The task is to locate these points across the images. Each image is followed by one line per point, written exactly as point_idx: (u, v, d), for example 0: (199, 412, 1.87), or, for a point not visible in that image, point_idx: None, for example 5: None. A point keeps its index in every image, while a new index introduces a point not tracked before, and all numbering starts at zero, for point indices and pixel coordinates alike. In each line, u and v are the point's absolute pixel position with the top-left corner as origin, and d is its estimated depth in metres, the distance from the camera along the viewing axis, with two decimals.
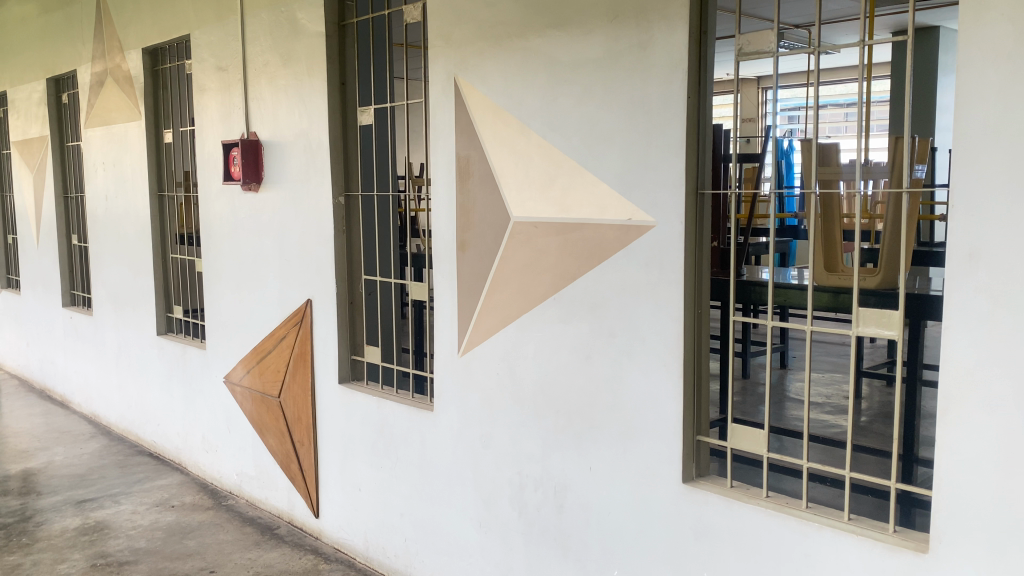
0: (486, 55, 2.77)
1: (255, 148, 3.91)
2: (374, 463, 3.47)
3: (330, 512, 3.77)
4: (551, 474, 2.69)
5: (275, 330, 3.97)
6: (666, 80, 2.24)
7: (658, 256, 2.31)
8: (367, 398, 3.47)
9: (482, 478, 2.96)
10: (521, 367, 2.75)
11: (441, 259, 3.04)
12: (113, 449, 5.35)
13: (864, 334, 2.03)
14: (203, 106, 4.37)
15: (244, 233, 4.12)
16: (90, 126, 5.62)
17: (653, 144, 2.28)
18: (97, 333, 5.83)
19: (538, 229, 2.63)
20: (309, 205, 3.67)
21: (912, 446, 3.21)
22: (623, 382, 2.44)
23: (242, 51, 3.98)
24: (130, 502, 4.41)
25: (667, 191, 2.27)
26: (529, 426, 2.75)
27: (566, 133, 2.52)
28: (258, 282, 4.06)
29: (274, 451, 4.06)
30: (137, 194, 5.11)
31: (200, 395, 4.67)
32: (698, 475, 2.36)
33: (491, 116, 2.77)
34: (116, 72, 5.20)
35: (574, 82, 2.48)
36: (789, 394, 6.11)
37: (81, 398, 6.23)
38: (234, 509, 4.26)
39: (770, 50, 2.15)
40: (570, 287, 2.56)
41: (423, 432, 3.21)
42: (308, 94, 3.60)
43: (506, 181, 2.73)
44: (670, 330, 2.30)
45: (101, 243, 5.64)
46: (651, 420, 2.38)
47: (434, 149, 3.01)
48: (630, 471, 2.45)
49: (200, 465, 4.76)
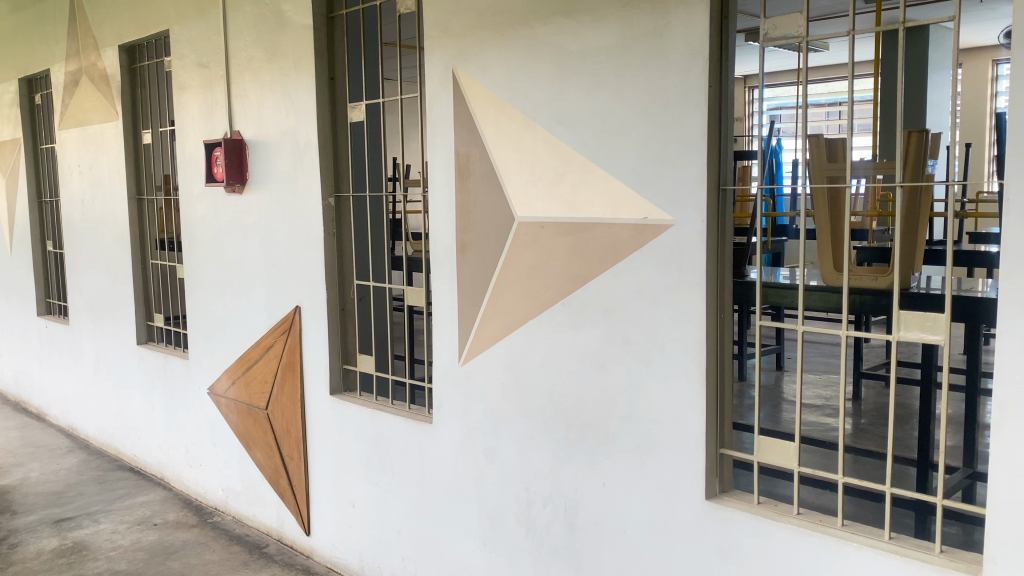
0: (488, 46, 2.61)
1: (239, 147, 3.73)
2: (369, 478, 3.29)
3: (322, 529, 3.58)
4: (561, 490, 2.53)
5: (262, 338, 3.78)
6: (686, 68, 2.09)
7: (677, 256, 2.16)
8: (361, 410, 3.30)
9: (486, 495, 2.79)
10: (528, 376, 2.60)
11: (440, 263, 2.88)
12: (92, 464, 5.12)
13: (906, 339, 1.90)
14: (183, 104, 4.17)
15: (229, 237, 3.92)
16: (65, 128, 5.40)
17: (672, 137, 2.13)
18: (74, 343, 5.60)
19: (546, 230, 2.47)
20: (298, 206, 3.49)
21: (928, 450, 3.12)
22: (640, 392, 2.29)
23: (224, 45, 3.80)
24: (110, 521, 4.20)
25: (686, 187, 2.12)
26: (538, 439, 2.59)
27: (575, 126, 2.36)
28: (243, 289, 3.87)
29: (261, 465, 3.88)
30: (115, 198, 4.90)
31: (183, 408, 4.47)
32: (722, 491, 2.21)
33: (493, 110, 2.61)
34: (91, 71, 4.98)
35: (583, 72, 2.33)
36: (787, 397, 6.00)
37: (57, 411, 5.98)
38: (221, 527, 4.06)
39: (799, 35, 2.02)
40: (581, 291, 2.40)
41: (422, 445, 3.03)
42: (295, 91, 3.42)
43: (510, 178, 2.56)
44: (691, 336, 2.15)
45: (78, 249, 5.42)
46: (672, 433, 2.22)
47: (432, 146, 2.84)
48: (649, 487, 2.30)
49: (183, 481, 4.55)
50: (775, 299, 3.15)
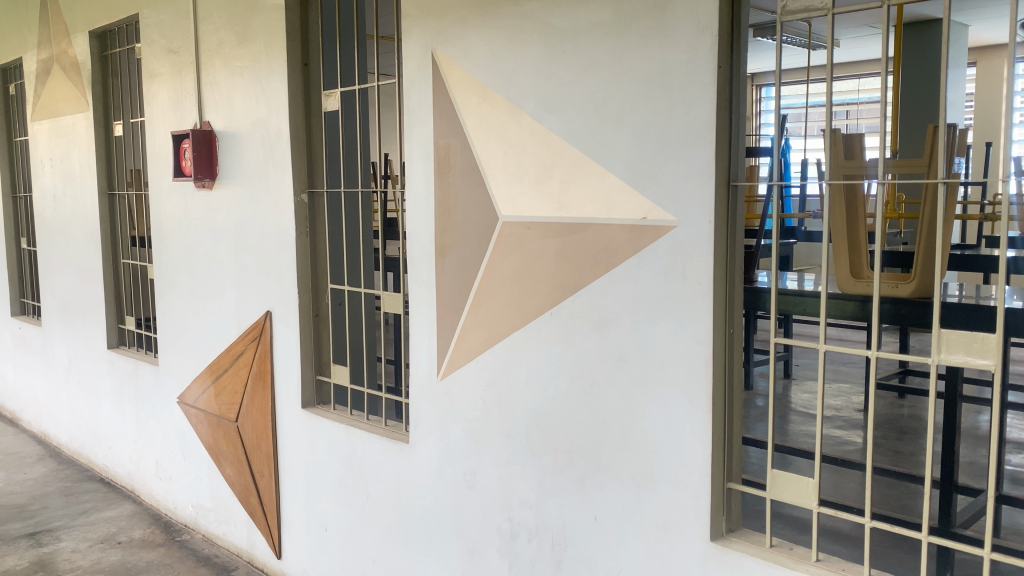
0: (470, 25, 2.33)
1: (209, 139, 3.47)
2: (343, 500, 3.02)
3: (294, 553, 3.31)
4: (547, 523, 2.26)
5: (231, 345, 3.51)
6: (690, 46, 1.81)
7: (681, 262, 1.88)
8: (334, 426, 3.02)
9: (466, 524, 2.52)
10: (511, 394, 2.33)
11: (416, 267, 2.60)
12: (60, 475, 4.86)
13: (948, 362, 1.61)
14: (153, 93, 3.90)
15: (199, 236, 3.66)
16: (37, 120, 5.14)
17: (674, 124, 1.86)
18: (46, 346, 5.34)
19: (533, 230, 2.19)
20: (268, 203, 3.22)
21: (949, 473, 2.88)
22: (636, 416, 2.01)
23: (193, 29, 3.53)
24: (72, 539, 3.92)
25: (692, 184, 1.84)
26: (522, 465, 2.32)
27: (565, 113, 2.09)
28: (213, 293, 3.60)
29: (231, 481, 3.61)
30: (86, 194, 4.64)
31: (153, 417, 4.20)
32: (730, 531, 1.93)
33: (475, 96, 2.34)
34: (62, 59, 4.72)
35: (575, 52, 2.05)
36: (795, 407, 5.71)
37: (30, 415, 5.71)
38: (189, 546, 3.79)
39: (825, 6, 1.74)
40: (571, 301, 2.13)
41: (397, 466, 2.76)
42: (266, 77, 3.15)
43: (493, 173, 2.29)
44: (696, 355, 1.87)
45: (49, 246, 5.16)
46: (673, 464, 1.94)
47: (409, 138, 2.57)
48: (645, 523, 2.02)
49: (153, 494, 4.28)
50: (790, 308, 2.85)
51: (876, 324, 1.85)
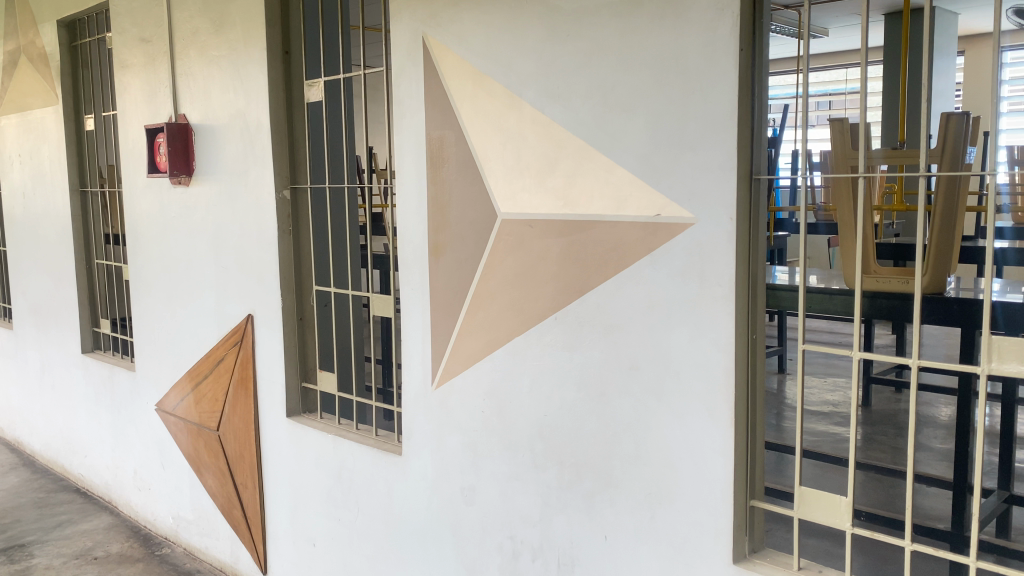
0: (464, 7, 2.17)
1: (184, 133, 3.28)
2: (331, 514, 2.86)
3: (281, 569, 3.14)
4: (552, 542, 2.11)
5: (212, 350, 3.33)
6: (708, 27, 1.66)
7: (700, 262, 1.73)
8: (321, 436, 2.86)
9: (464, 541, 2.37)
10: (512, 404, 2.18)
11: (409, 267, 2.44)
12: (33, 485, 4.65)
13: (1001, 372, 1.47)
14: (125, 85, 3.70)
15: (176, 236, 3.46)
16: (4, 113, 4.91)
17: (691, 113, 1.71)
18: (18, 351, 5.12)
19: (534, 229, 2.04)
20: (249, 200, 3.04)
21: (965, 474, 2.79)
22: (649, 429, 1.87)
23: (166, 16, 3.33)
24: (45, 554, 3.73)
25: (712, 177, 1.69)
26: (525, 479, 2.17)
27: (569, 103, 1.94)
28: (192, 295, 3.42)
29: (213, 492, 3.43)
30: (56, 192, 4.43)
31: (131, 424, 4.01)
32: (752, 551, 1.79)
33: (471, 85, 2.18)
34: (29, 50, 4.50)
35: (579, 35, 1.90)
36: (790, 402, 5.60)
37: (3, 423, 5.48)
38: (169, 561, 3.61)
39: None
40: (578, 305, 1.98)
41: (390, 479, 2.60)
42: (244, 67, 2.97)
43: (491, 167, 2.13)
44: (716, 363, 1.73)
45: (20, 247, 4.94)
46: (692, 480, 1.80)
47: (398, 130, 2.40)
48: (660, 543, 1.87)
49: (132, 506, 4.10)
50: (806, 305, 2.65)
51: (917, 327, 1.63)
